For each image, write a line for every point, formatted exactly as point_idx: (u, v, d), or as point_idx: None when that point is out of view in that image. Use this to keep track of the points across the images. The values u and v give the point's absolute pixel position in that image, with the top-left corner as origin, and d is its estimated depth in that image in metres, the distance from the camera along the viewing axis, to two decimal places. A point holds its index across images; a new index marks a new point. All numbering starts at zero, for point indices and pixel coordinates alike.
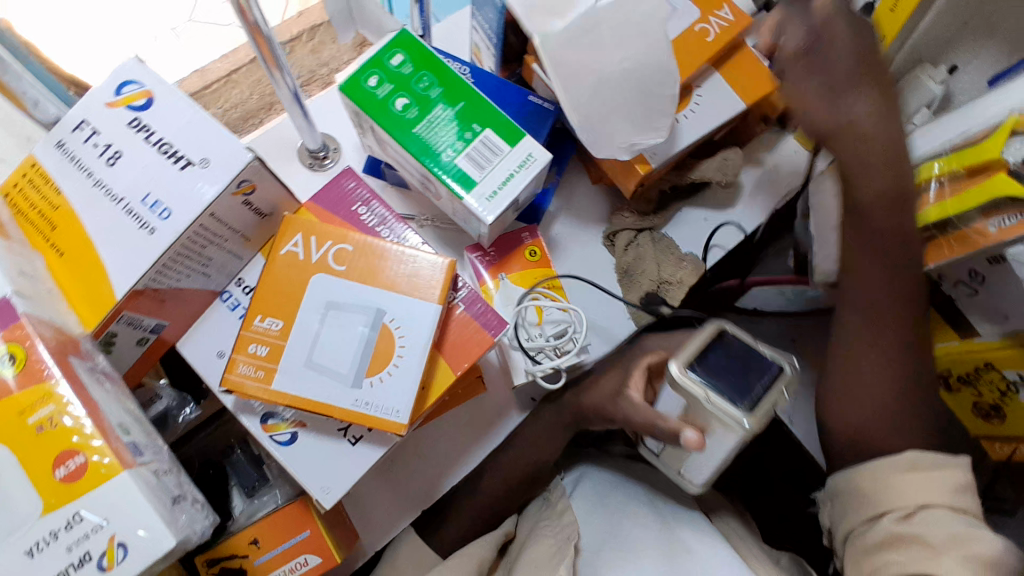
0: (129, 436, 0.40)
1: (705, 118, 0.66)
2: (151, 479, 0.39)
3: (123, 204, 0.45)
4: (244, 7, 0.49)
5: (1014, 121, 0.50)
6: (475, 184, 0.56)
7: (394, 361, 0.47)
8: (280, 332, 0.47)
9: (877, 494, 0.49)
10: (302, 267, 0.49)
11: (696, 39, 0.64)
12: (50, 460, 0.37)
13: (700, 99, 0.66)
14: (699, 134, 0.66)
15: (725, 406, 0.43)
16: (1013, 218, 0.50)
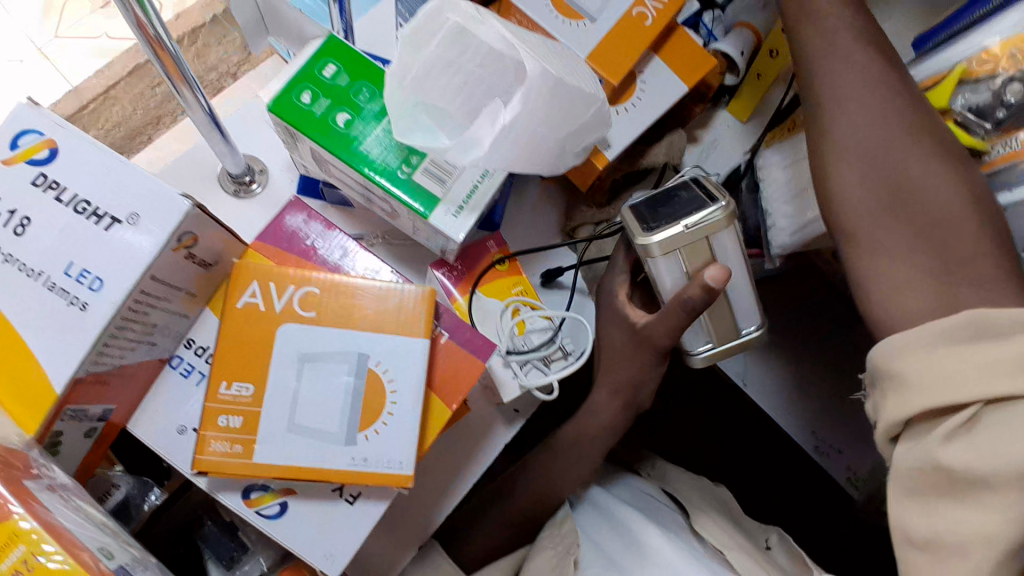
0: (117, 559, 0.34)
1: (651, 106, 0.66)
2: None
3: (43, 278, 0.38)
4: (139, 19, 0.43)
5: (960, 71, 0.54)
6: (438, 200, 0.52)
7: (388, 408, 0.43)
8: (253, 397, 0.42)
9: (934, 382, 0.39)
10: (264, 320, 0.43)
11: (634, 24, 0.62)
12: None
13: (644, 86, 0.66)
14: (648, 122, 0.65)
15: (703, 216, 0.54)
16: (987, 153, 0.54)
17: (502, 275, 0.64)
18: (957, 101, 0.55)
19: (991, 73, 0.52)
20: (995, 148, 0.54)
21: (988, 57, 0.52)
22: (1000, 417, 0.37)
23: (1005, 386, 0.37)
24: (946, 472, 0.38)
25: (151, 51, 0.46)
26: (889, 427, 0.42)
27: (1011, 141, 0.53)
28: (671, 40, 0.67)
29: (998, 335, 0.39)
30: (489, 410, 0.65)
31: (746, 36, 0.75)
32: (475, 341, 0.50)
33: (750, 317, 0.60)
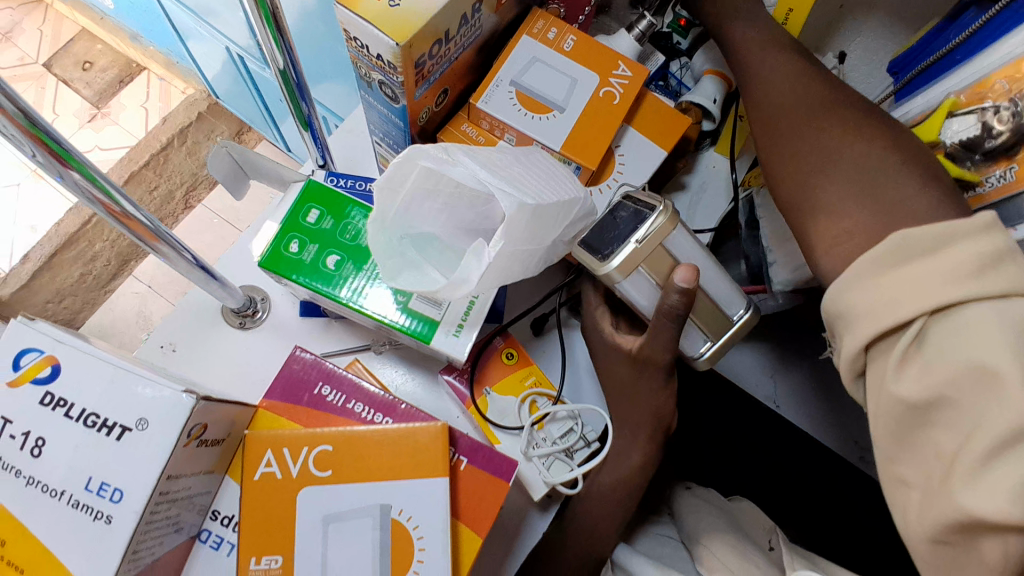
0: None
1: (634, 175, 0.65)
2: None
3: (66, 497, 0.39)
4: (101, 199, 0.45)
5: (951, 103, 0.52)
6: (438, 323, 0.52)
7: (418, 551, 0.43)
8: (282, 569, 0.42)
9: (880, 310, 0.39)
10: (283, 488, 0.44)
11: (604, 104, 0.62)
12: None
13: (623, 160, 0.65)
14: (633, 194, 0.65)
15: (649, 228, 0.53)
16: (1002, 176, 0.49)
17: (513, 369, 0.63)
18: (948, 131, 0.52)
19: (982, 104, 0.50)
20: (990, 179, 0.50)
21: (978, 90, 0.51)
22: (945, 327, 0.37)
23: (945, 295, 0.37)
24: (906, 404, 0.37)
25: (122, 223, 0.48)
26: (851, 359, 0.41)
27: (1005, 172, 0.49)
28: (642, 107, 0.67)
29: (930, 249, 0.39)
30: (524, 503, 0.65)
31: (714, 84, 0.74)
32: (495, 462, 0.50)
33: (733, 301, 0.57)
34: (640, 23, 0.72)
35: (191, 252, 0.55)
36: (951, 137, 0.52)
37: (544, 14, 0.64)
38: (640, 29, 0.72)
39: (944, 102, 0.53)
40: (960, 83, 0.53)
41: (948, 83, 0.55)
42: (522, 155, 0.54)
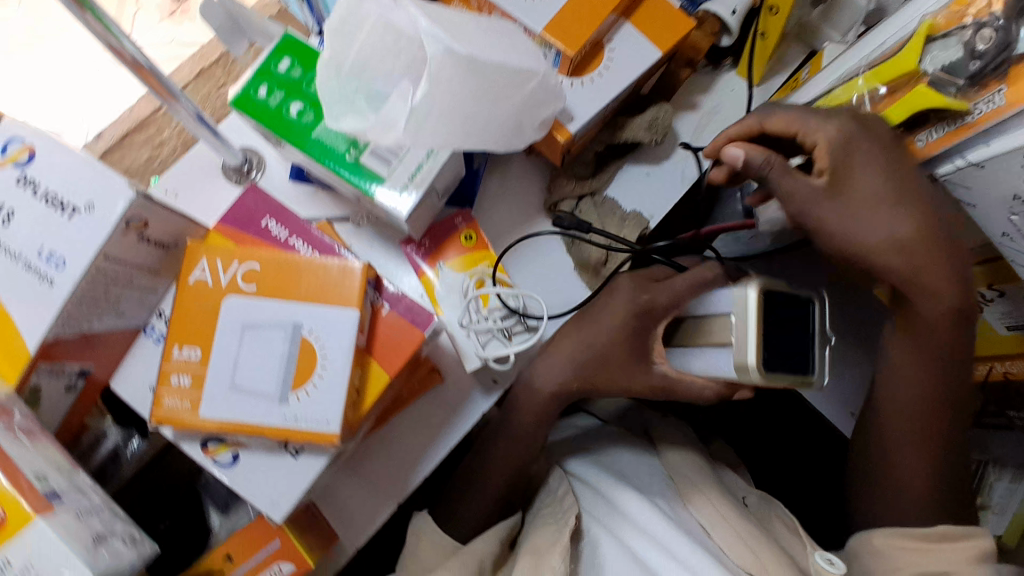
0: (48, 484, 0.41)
1: (624, 72, 0.64)
2: (72, 521, 0.39)
3: (23, 260, 0.45)
4: (117, 46, 0.47)
5: (928, 27, 0.47)
6: (384, 179, 0.55)
7: (320, 367, 0.47)
8: (200, 361, 0.48)
9: None
10: (211, 294, 0.48)
11: None
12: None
13: (613, 54, 0.64)
14: (619, 90, 0.63)
15: (815, 333, 0.46)
16: (994, 99, 0.43)
17: (471, 250, 0.65)
18: (928, 57, 0.47)
19: (963, 23, 0.45)
20: (978, 106, 0.44)
21: (960, 6, 0.47)
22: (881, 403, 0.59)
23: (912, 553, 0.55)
24: None
25: (136, 73, 0.50)
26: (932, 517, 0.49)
27: (994, 95, 0.43)
28: (642, 4, 0.65)
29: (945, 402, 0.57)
30: (468, 382, 0.68)
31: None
32: (414, 315, 0.52)
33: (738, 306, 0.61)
34: None
35: (196, 107, 0.57)
36: (931, 64, 0.46)
37: None
38: None
39: (921, 27, 0.48)
40: (940, 7, 0.49)
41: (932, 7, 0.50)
42: (493, 28, 0.56)
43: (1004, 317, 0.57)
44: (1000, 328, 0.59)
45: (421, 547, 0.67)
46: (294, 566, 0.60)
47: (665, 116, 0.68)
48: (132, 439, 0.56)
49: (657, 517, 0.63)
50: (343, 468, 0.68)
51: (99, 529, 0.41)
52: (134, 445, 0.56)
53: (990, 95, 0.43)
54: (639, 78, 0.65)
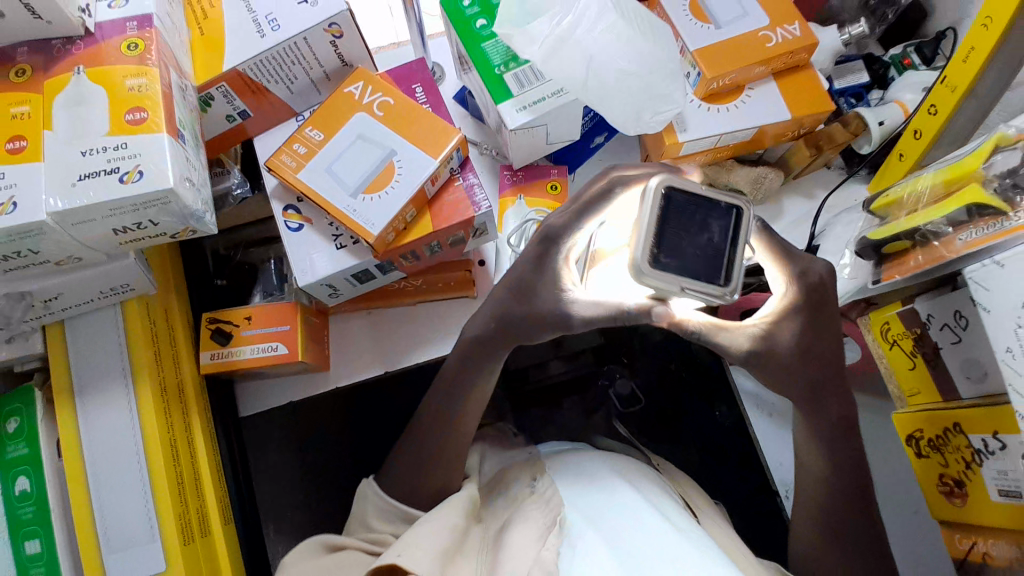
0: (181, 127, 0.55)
1: (748, 115, 0.67)
2: (180, 151, 0.53)
3: (253, 14, 0.61)
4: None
5: (997, 138, 0.53)
6: (510, 96, 0.64)
7: (391, 186, 0.61)
8: (319, 142, 0.63)
9: None
10: (352, 104, 0.64)
11: (757, 43, 0.65)
12: (126, 107, 0.52)
13: (747, 99, 0.68)
14: (740, 127, 0.67)
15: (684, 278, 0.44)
16: (978, 231, 0.51)
17: (549, 197, 0.73)
18: (991, 163, 0.53)
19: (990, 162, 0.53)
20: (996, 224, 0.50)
21: (984, 151, 0.53)
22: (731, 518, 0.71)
23: None
24: None
25: None
26: None
27: (988, 226, 0.51)
28: (794, 74, 0.69)
29: None
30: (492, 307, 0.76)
31: (894, 110, 0.72)
32: (472, 199, 0.65)
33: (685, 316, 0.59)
34: (852, 28, 0.77)
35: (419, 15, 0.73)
36: (991, 169, 0.52)
37: None
38: (849, 33, 0.76)
39: (994, 136, 0.53)
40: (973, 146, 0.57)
41: (957, 153, 0.60)
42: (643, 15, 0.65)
43: (999, 479, 0.54)
44: (992, 494, 0.55)
45: (371, 517, 0.65)
46: (286, 351, 0.70)
47: (773, 180, 0.72)
48: (243, 187, 0.71)
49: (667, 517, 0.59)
50: (364, 318, 0.78)
51: (191, 176, 0.54)
52: (241, 192, 0.71)
53: (982, 227, 0.51)
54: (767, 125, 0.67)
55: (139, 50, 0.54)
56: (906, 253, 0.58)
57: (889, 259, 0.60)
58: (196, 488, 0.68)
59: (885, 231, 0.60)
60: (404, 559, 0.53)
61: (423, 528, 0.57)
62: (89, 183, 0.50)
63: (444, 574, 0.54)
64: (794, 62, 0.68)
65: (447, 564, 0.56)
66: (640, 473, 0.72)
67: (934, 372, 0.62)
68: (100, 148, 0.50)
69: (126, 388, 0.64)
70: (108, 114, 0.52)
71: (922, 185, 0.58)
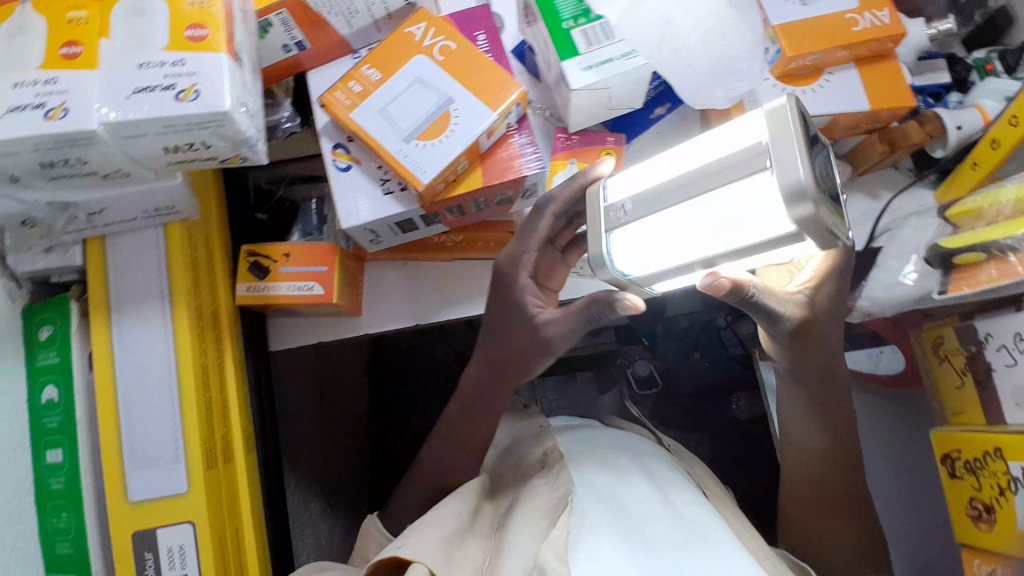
0: (239, 51, 0.53)
1: (826, 101, 0.63)
2: (237, 75, 0.52)
3: None
4: None
5: None
6: (577, 54, 0.61)
7: (445, 136, 0.59)
8: (376, 82, 0.61)
9: None
10: (413, 45, 0.62)
11: (844, 25, 0.61)
12: (188, 23, 0.50)
13: (826, 84, 0.64)
14: (815, 112, 0.63)
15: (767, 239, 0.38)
16: None
17: None
18: None
19: None
20: None
21: None
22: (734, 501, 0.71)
23: None
24: None
25: None
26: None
27: None
28: (878, 63, 0.65)
29: None
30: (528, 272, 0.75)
31: (973, 115, 0.66)
32: (525, 158, 0.63)
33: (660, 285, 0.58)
34: (939, 24, 0.73)
35: None
36: None
37: None
38: (937, 28, 0.72)
39: None
40: None
41: None
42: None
43: None
44: (1019, 523, 0.53)
45: (371, 548, 0.67)
46: (320, 293, 0.70)
47: None
48: (293, 121, 0.69)
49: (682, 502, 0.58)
50: (399, 269, 0.77)
51: (246, 102, 0.53)
52: (291, 126, 0.69)
53: None
54: (842, 115, 0.64)
55: None
56: (976, 266, 0.56)
57: (956, 269, 0.58)
58: (223, 416, 0.69)
59: (959, 240, 0.57)
60: (406, 550, 0.54)
61: (428, 520, 0.58)
62: (143, 97, 0.48)
63: (450, 554, 0.55)
64: (881, 49, 0.64)
65: (452, 545, 0.56)
66: (658, 456, 0.71)
67: (980, 392, 0.59)
68: (157, 62, 0.49)
69: (162, 310, 0.64)
70: (169, 29, 0.50)
71: (1004, 197, 0.55)
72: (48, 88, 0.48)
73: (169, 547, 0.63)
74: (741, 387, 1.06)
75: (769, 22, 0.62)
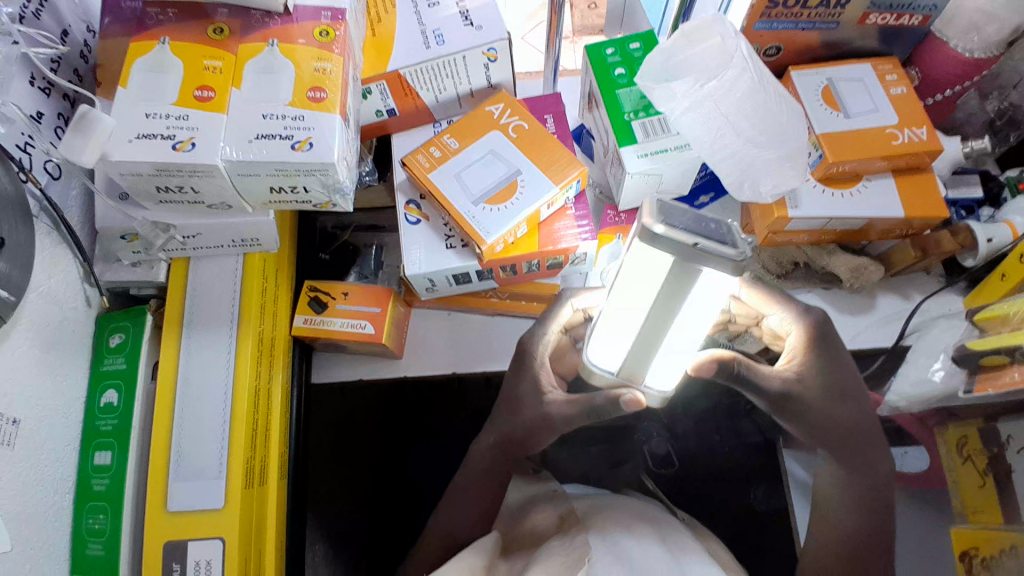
0: (347, 111, 0.61)
1: (864, 205, 0.68)
2: (344, 132, 0.59)
3: (423, 26, 0.67)
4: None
5: None
6: (636, 141, 0.68)
7: (511, 201, 0.65)
8: (454, 149, 0.68)
9: None
10: (491, 121, 0.69)
11: (884, 140, 0.67)
12: (310, 85, 0.58)
13: (864, 190, 0.69)
14: (852, 214, 0.68)
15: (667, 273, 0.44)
16: None
17: None
18: None
19: None
20: None
21: None
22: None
23: None
24: None
25: None
26: None
27: None
28: (914, 177, 0.70)
29: None
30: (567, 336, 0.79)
31: (1003, 230, 0.70)
32: (579, 230, 0.68)
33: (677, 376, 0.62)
34: (976, 143, 0.77)
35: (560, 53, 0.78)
36: None
37: (899, 66, 0.73)
38: (971, 147, 0.77)
39: None
40: None
41: None
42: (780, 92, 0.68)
43: None
44: None
45: None
46: (370, 331, 0.75)
47: (873, 274, 0.73)
48: (372, 174, 0.75)
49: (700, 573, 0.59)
50: (444, 320, 0.82)
51: (346, 156, 0.60)
52: (369, 178, 0.75)
53: None
54: (878, 218, 0.69)
55: (327, 37, 0.60)
56: (1001, 369, 0.59)
57: (982, 371, 0.61)
58: (265, 440, 0.72)
59: (985, 343, 0.61)
60: None
61: None
62: (264, 143, 0.56)
63: None
64: (917, 164, 0.69)
65: None
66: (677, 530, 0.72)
67: (1002, 497, 0.61)
68: (279, 114, 0.57)
69: (231, 332, 0.69)
70: (293, 88, 0.58)
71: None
72: (180, 123, 0.55)
73: (195, 562, 0.65)
74: (762, 477, 1.05)
75: (814, 131, 0.68)
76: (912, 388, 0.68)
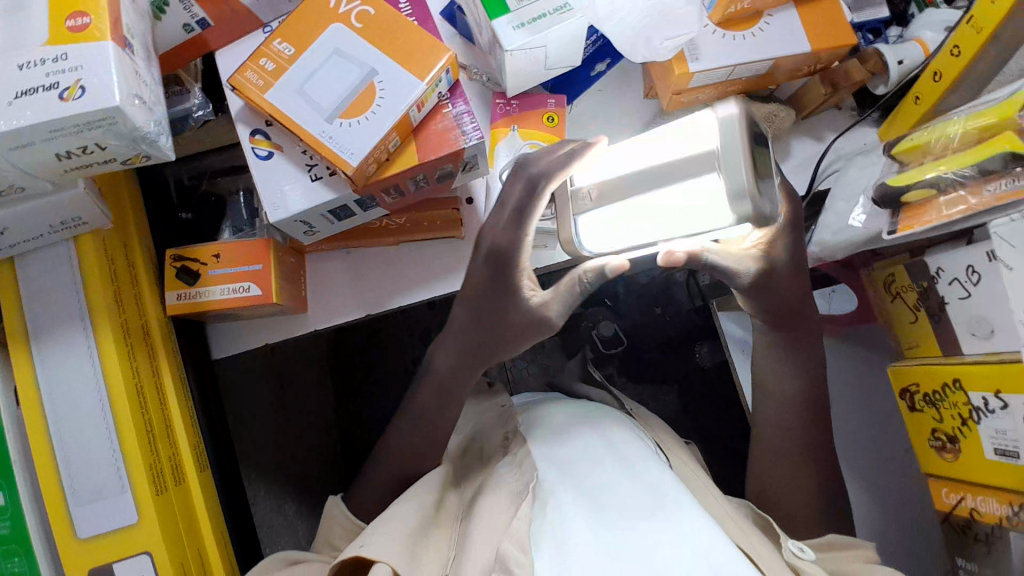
0: (130, 37, 0.47)
1: (768, 43, 0.61)
2: (129, 65, 0.46)
3: None
4: None
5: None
6: (507, 11, 0.57)
7: (372, 111, 0.55)
8: (290, 58, 0.56)
9: None
10: (328, 14, 0.56)
11: None
12: (67, 11, 0.44)
13: (766, 26, 0.62)
14: (756, 56, 0.61)
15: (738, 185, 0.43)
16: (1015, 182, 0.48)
17: (545, 129, 0.67)
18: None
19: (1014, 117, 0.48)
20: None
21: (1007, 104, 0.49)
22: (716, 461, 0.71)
23: None
24: None
25: None
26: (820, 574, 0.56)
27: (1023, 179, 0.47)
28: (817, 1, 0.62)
29: None
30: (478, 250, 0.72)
31: (914, 49, 0.65)
32: (461, 128, 0.59)
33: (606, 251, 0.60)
34: None
35: None
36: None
37: None
38: None
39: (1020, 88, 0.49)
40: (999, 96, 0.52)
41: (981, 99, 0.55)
42: None
43: (997, 437, 0.52)
44: (987, 451, 0.54)
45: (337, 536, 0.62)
46: (257, 293, 0.65)
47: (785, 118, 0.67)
48: (206, 109, 0.63)
49: (657, 466, 0.57)
50: (341, 258, 0.73)
51: (144, 96, 0.48)
52: (204, 115, 0.63)
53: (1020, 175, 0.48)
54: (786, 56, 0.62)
55: None
56: (926, 202, 0.55)
57: (905, 208, 0.57)
58: (167, 434, 0.65)
59: (904, 177, 0.56)
60: (368, 549, 0.51)
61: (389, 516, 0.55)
62: (25, 101, 0.43)
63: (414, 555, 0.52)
64: None
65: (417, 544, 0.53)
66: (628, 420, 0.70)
67: (937, 323, 0.60)
68: (35, 59, 0.44)
69: (84, 330, 0.59)
70: (47, 20, 0.44)
71: (947, 132, 0.54)
72: None
73: None
74: (706, 337, 1.04)
75: None
76: (833, 236, 0.65)
